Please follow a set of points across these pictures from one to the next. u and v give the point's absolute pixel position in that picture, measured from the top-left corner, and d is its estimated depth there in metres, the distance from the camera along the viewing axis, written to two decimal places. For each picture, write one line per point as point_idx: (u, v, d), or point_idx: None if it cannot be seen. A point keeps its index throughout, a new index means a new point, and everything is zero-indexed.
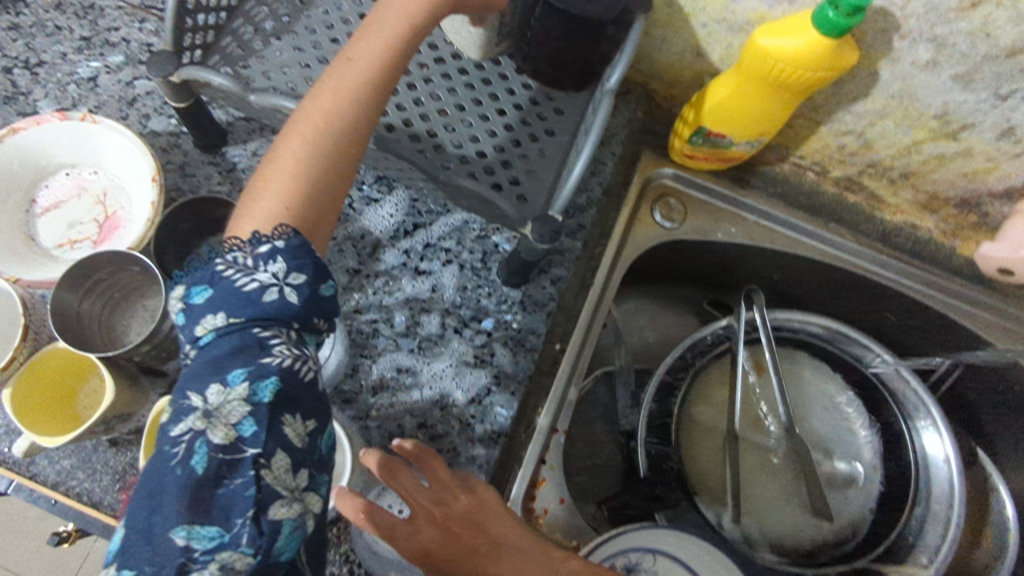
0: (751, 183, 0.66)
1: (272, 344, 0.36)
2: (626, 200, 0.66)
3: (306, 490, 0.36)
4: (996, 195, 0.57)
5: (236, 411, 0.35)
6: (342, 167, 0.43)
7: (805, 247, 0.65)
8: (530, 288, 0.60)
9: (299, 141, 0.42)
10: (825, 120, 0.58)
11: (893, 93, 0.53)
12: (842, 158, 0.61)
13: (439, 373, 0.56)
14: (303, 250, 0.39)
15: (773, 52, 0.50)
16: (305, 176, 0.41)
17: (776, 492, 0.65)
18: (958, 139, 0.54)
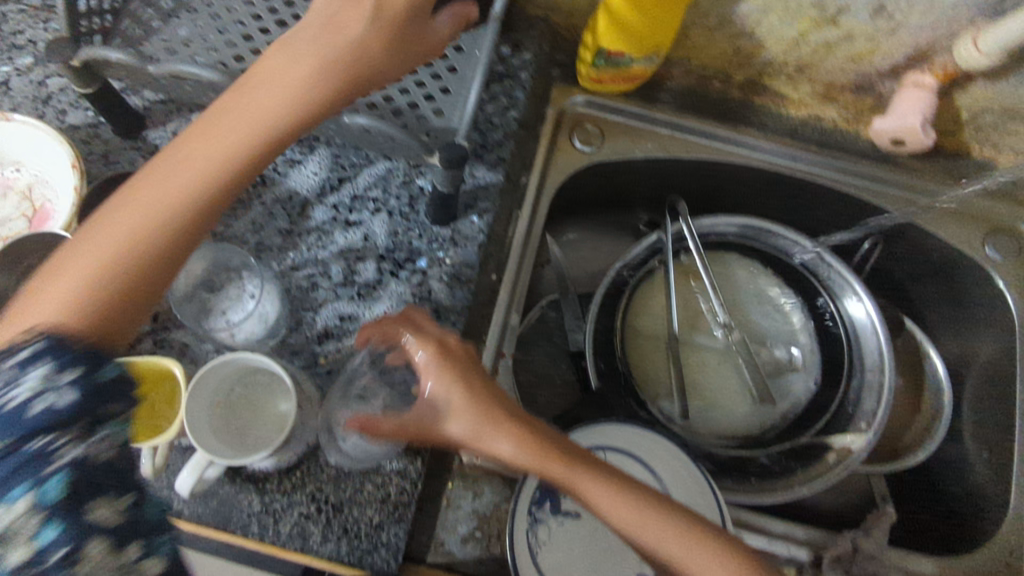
0: (661, 99, 0.69)
1: (45, 445, 0.29)
2: (544, 131, 0.68)
3: (140, 562, 0.30)
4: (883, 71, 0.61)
5: (24, 523, 0.28)
6: (141, 287, 0.39)
7: (721, 152, 0.67)
8: (459, 224, 0.61)
9: (94, 250, 0.38)
10: (718, 25, 0.60)
11: None
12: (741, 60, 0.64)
13: (380, 316, 0.57)
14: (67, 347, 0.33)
15: None
16: (91, 285, 0.38)
17: (722, 384, 0.66)
18: (839, 24, 0.57)
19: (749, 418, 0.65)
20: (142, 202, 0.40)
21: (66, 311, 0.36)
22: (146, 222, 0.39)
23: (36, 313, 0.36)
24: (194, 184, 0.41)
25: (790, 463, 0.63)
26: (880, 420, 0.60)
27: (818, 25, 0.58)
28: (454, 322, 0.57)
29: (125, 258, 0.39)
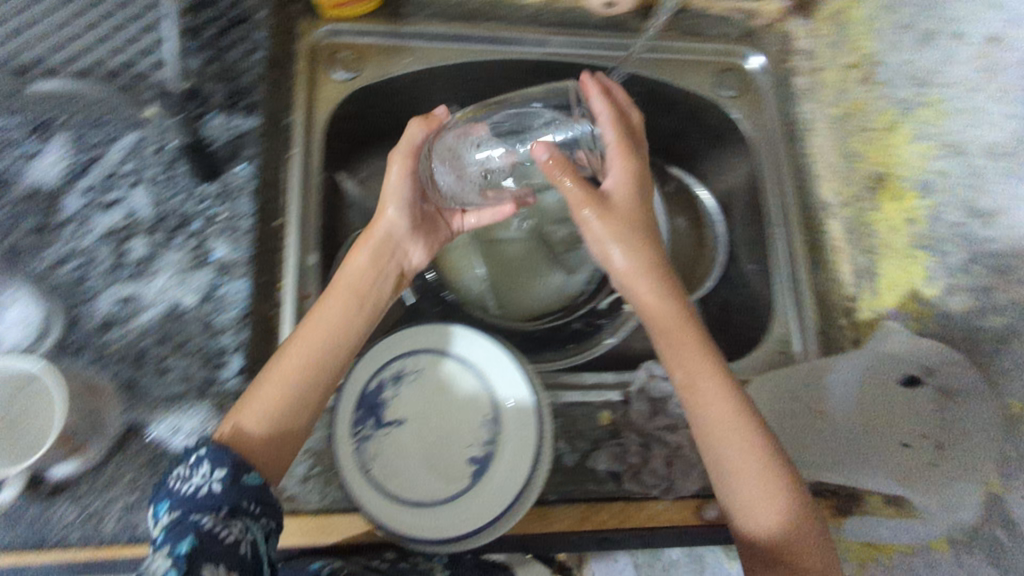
0: (406, 12, 0.70)
1: (207, 524, 0.41)
2: (297, 69, 0.67)
3: None
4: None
5: (162, 565, 0.38)
6: (308, 402, 0.50)
7: (474, 52, 0.70)
8: (226, 178, 0.59)
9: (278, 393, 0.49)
10: None
11: None
12: None
13: (163, 287, 0.55)
14: (192, 500, 0.42)
15: None
16: (297, 378, 0.50)
17: (532, 268, 0.71)
18: None
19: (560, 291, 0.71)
20: (351, 278, 0.55)
21: (283, 400, 0.49)
22: (366, 281, 0.56)
23: (257, 413, 0.48)
24: (327, 359, 0.52)
25: (599, 322, 0.69)
26: (660, 258, 0.68)
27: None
28: (242, 276, 0.57)
29: (301, 373, 0.50)
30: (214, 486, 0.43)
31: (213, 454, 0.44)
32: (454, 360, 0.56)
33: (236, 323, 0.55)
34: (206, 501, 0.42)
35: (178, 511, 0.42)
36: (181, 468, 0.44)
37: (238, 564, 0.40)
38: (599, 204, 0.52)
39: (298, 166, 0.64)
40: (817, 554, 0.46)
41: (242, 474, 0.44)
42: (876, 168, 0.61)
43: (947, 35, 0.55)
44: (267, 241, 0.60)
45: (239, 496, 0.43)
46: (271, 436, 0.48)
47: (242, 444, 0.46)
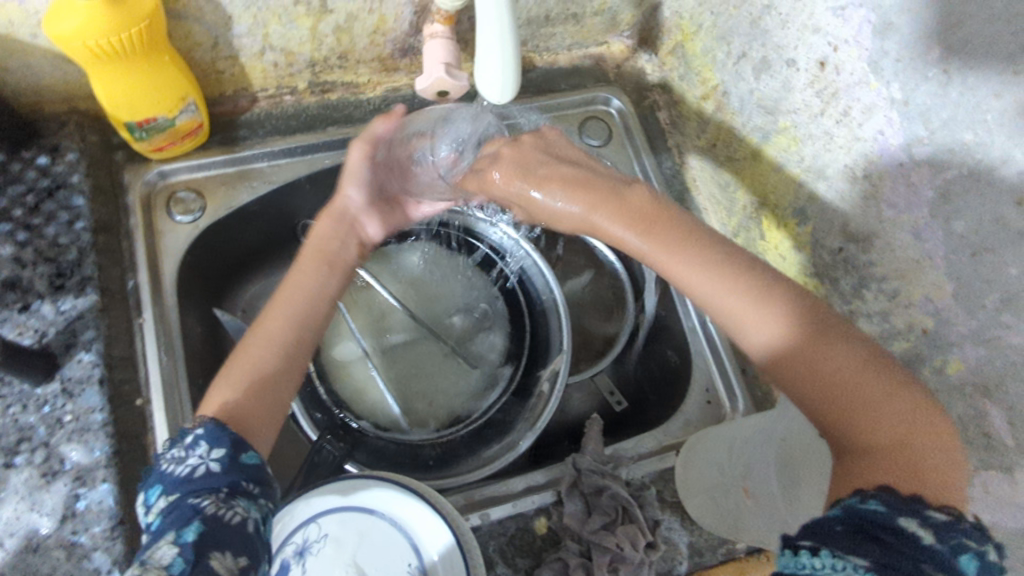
0: (241, 136, 0.66)
1: (202, 505, 0.39)
2: (136, 222, 0.61)
3: None
4: (408, 33, 0.63)
5: (166, 553, 0.36)
6: (286, 349, 0.51)
7: (324, 161, 0.67)
8: (68, 370, 0.52)
9: (257, 351, 0.50)
10: (234, 51, 0.59)
11: (245, 4, 0.55)
12: (288, 72, 0.64)
13: (11, 518, 0.48)
14: (219, 429, 0.44)
15: (73, 39, 0.46)
16: (273, 341, 0.51)
17: (437, 371, 0.65)
18: (332, 10, 0.58)
19: (472, 387, 0.65)
20: (315, 245, 0.56)
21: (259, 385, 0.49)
22: (333, 247, 0.57)
23: (236, 384, 0.48)
24: (286, 317, 0.52)
25: (518, 411, 0.64)
26: (565, 329, 0.65)
27: (318, 16, 0.58)
28: (105, 479, 0.50)
29: (283, 344, 0.51)
30: (203, 469, 0.42)
31: (209, 435, 0.44)
32: (363, 512, 0.50)
33: (105, 539, 0.48)
34: (213, 481, 0.41)
35: (178, 492, 0.40)
36: (175, 450, 0.43)
37: (243, 544, 0.39)
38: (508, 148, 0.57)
39: (153, 329, 0.58)
40: (890, 419, 0.39)
41: (240, 452, 0.44)
42: (751, 196, 0.61)
43: (781, 61, 0.54)
44: (130, 428, 0.53)
45: (239, 473, 0.43)
46: (244, 404, 0.48)
47: (237, 406, 0.47)
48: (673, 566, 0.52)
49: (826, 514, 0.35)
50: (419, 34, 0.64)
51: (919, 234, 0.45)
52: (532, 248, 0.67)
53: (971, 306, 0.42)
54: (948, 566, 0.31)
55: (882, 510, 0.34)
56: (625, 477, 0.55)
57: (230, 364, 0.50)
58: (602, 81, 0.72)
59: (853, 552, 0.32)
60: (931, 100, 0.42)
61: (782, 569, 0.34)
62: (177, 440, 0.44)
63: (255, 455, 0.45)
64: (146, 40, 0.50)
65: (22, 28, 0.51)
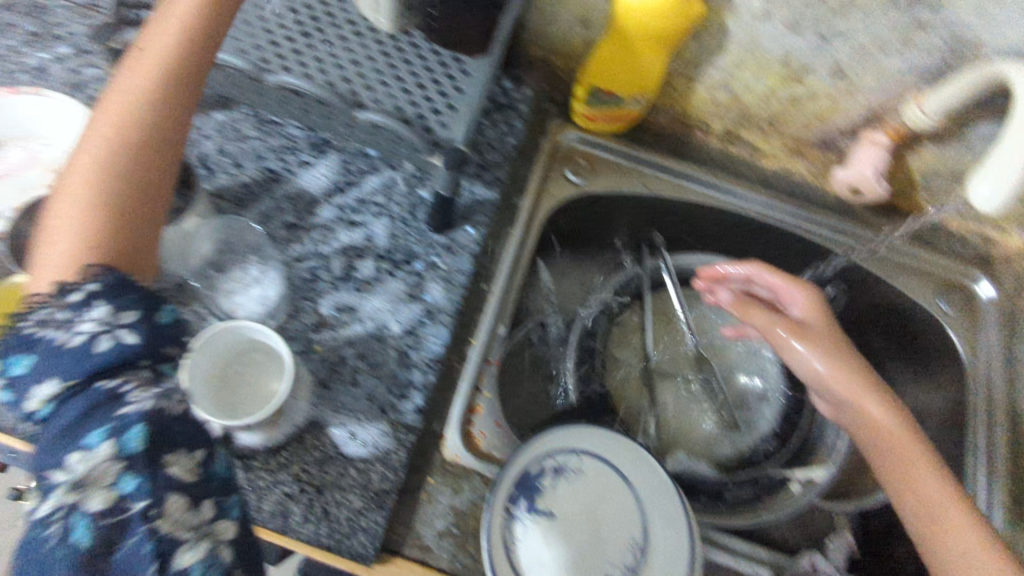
0: (648, 142, 0.74)
1: (125, 395, 0.39)
2: (538, 163, 0.71)
3: (213, 522, 0.39)
4: (845, 133, 0.65)
5: (108, 469, 0.37)
6: (152, 157, 0.46)
7: (702, 195, 0.72)
8: (456, 233, 0.64)
9: (88, 159, 0.44)
10: (698, 77, 0.65)
11: (744, 45, 0.59)
12: (719, 113, 0.69)
13: (377, 308, 0.60)
14: (123, 286, 0.42)
15: (634, 10, 0.55)
16: (97, 149, 0.44)
17: (694, 411, 0.70)
18: (804, 82, 0.61)
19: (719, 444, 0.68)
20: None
21: (100, 166, 0.44)
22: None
23: (94, 158, 0.44)
24: (114, 100, 0.46)
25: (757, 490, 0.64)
26: (842, 446, 0.64)
27: (787, 82, 0.62)
28: (444, 323, 0.61)
29: (136, 137, 0.46)
30: (108, 341, 0.40)
31: (112, 294, 0.41)
32: (618, 479, 0.54)
33: (426, 364, 0.59)
34: (124, 355, 0.40)
35: (81, 375, 0.39)
36: (58, 312, 0.40)
37: (195, 437, 0.41)
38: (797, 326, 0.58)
39: (514, 244, 0.67)
40: None
41: (155, 313, 0.42)
42: None
43: None
44: (469, 301, 0.64)
45: (156, 341, 0.41)
46: (110, 229, 0.43)
47: (96, 234, 0.42)
48: None
49: None
50: (853, 139, 0.66)
51: None
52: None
53: None
54: None
55: None
56: None
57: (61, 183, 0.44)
58: (980, 261, 0.70)
59: None
60: None
61: None
62: (56, 301, 0.40)
63: (170, 313, 0.43)
64: (659, 33, 0.57)
65: None
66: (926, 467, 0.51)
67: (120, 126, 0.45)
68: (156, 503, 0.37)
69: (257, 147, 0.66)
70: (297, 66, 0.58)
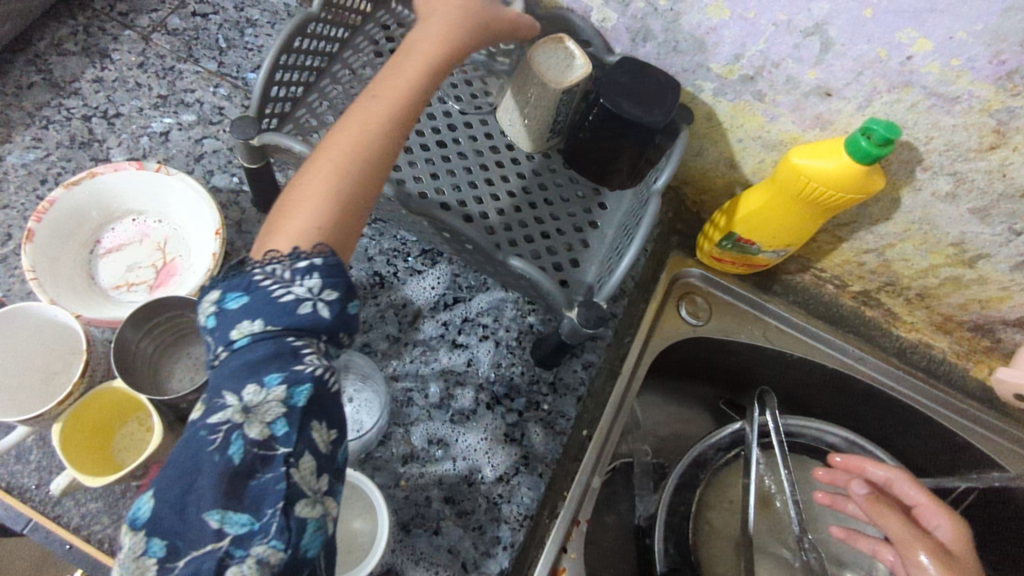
0: (772, 290, 0.68)
1: (305, 353, 0.34)
2: (652, 297, 0.67)
3: (326, 494, 0.34)
4: (1008, 321, 0.58)
5: (273, 411, 0.33)
6: (388, 150, 0.42)
7: (825, 356, 0.66)
8: (562, 370, 0.59)
9: (337, 149, 0.40)
10: (848, 237, 0.60)
11: (913, 219, 0.53)
12: (862, 274, 0.63)
13: (472, 446, 0.56)
14: (338, 269, 0.37)
15: (806, 172, 0.50)
16: (363, 134, 0.41)
17: None
18: (974, 267, 0.55)
19: None
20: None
21: (352, 147, 0.40)
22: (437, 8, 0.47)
23: (348, 146, 0.40)
24: (377, 92, 0.43)
25: None
26: None
27: (953, 262, 0.56)
28: (540, 473, 0.55)
29: (375, 141, 0.41)
30: (310, 307, 0.35)
31: (326, 270, 0.36)
32: None
33: (517, 519, 0.54)
34: (318, 325, 0.35)
35: (278, 323, 0.34)
36: (281, 265, 0.36)
37: (336, 420, 0.36)
38: (942, 555, 0.49)
39: (619, 389, 0.62)
40: None
41: (350, 301, 0.37)
42: None
43: None
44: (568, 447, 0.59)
45: (342, 325, 0.37)
46: (340, 220, 0.39)
47: (330, 221, 0.38)
48: None
49: None
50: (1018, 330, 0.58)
51: None
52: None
53: None
54: None
55: None
56: None
57: (302, 175, 0.40)
58: None
59: None
60: None
61: None
62: (286, 255, 0.36)
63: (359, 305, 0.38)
64: (823, 202, 0.51)
65: (740, 131, 0.56)
66: None
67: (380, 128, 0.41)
68: (293, 459, 0.33)
69: (367, 247, 0.63)
70: (428, 183, 0.55)
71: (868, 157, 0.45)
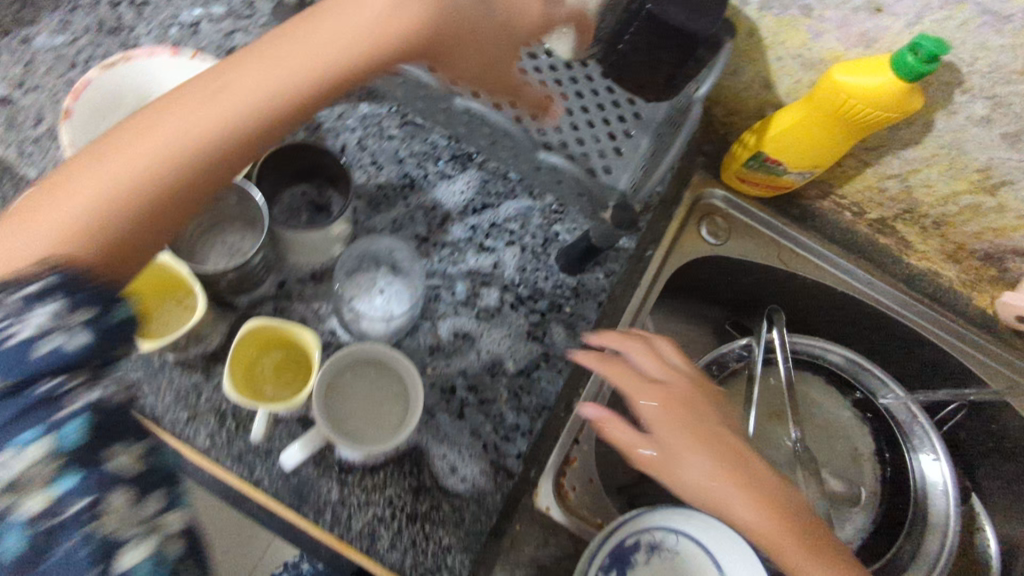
0: (791, 214, 0.71)
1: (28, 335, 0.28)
2: (675, 216, 0.70)
3: (161, 511, 0.29)
4: (1018, 251, 0.60)
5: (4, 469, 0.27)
6: (204, 179, 0.37)
7: (836, 280, 0.69)
8: (585, 277, 0.62)
9: (169, 120, 0.36)
10: (874, 162, 0.61)
11: (942, 144, 0.54)
12: (881, 201, 0.64)
13: (496, 341, 0.58)
14: (83, 293, 0.31)
15: (851, 88, 0.51)
16: (187, 147, 0.36)
17: None
18: (996, 194, 0.56)
19: None
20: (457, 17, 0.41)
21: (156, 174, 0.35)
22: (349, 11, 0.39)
23: (109, 178, 0.35)
24: (271, 72, 0.37)
25: None
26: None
27: (976, 190, 0.57)
28: (560, 369, 0.58)
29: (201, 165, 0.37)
30: (43, 344, 0.29)
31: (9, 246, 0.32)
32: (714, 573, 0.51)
33: (536, 410, 0.57)
34: (42, 376, 0.29)
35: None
36: None
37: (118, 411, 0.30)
38: (737, 479, 0.48)
39: (638, 300, 0.65)
40: None
41: (108, 304, 0.31)
42: None
43: None
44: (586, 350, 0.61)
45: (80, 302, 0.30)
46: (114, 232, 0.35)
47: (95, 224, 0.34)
48: None
49: None
50: None
51: None
52: (951, 498, 0.59)
53: None
54: None
55: None
56: None
57: (72, 171, 0.35)
58: None
59: None
60: None
61: None
62: None
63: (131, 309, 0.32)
64: (859, 117, 0.53)
65: (781, 48, 0.56)
66: None
67: (231, 145, 0.37)
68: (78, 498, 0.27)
69: (399, 149, 0.64)
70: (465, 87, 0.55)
71: (916, 73, 0.46)
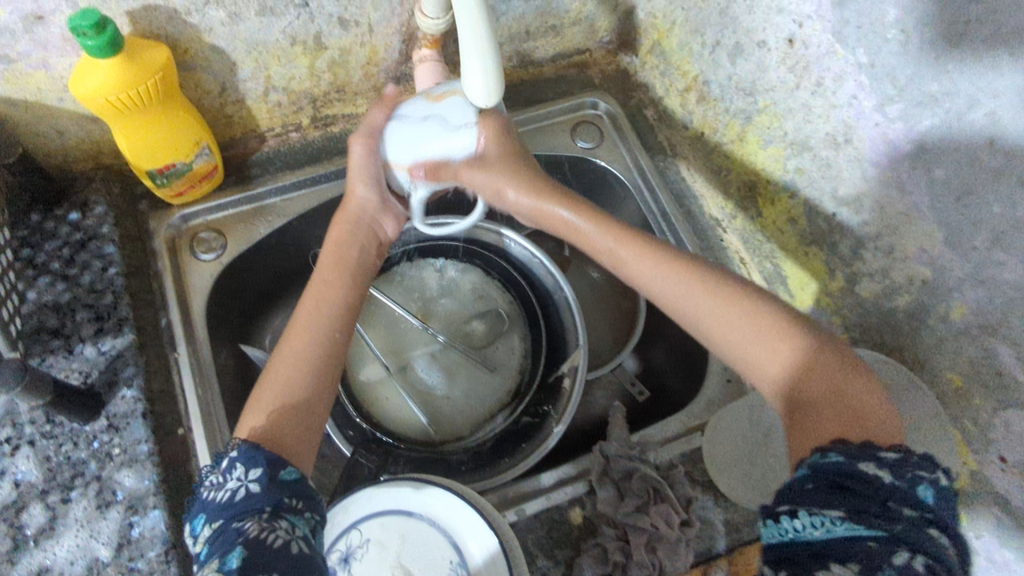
0: (253, 174, 0.69)
1: None
2: (159, 267, 0.65)
3: None
4: (401, 61, 0.65)
5: None
6: (325, 376, 0.50)
7: (332, 189, 0.70)
8: (111, 407, 0.55)
9: (290, 364, 0.49)
10: (238, 96, 0.62)
11: (247, 50, 0.57)
12: (290, 109, 0.66)
13: (71, 549, 0.50)
14: None
15: (95, 95, 0.49)
16: (305, 351, 0.50)
17: (460, 383, 0.67)
18: (326, 46, 0.60)
19: (494, 390, 0.67)
20: (333, 253, 0.55)
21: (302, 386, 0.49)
22: (349, 252, 0.55)
23: (287, 378, 0.48)
24: (309, 331, 0.51)
25: (543, 409, 0.65)
26: (579, 325, 0.67)
27: (315, 54, 0.60)
28: (155, 506, 0.52)
29: (299, 386, 0.48)
30: None
31: None
32: (403, 515, 0.52)
33: (160, 562, 0.50)
34: None
35: None
36: None
37: None
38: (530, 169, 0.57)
39: (190, 364, 0.61)
40: (853, 393, 0.43)
41: None
42: (743, 178, 0.63)
43: (753, 45, 0.56)
44: (173, 456, 0.56)
45: None
46: (280, 425, 0.47)
47: (276, 423, 0.46)
48: (711, 543, 0.54)
49: (797, 475, 0.39)
50: (409, 61, 0.65)
51: (904, 188, 0.47)
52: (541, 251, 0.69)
53: (963, 249, 0.44)
54: (910, 500, 0.35)
55: (843, 459, 0.37)
56: (655, 460, 0.58)
57: (269, 376, 0.49)
58: (589, 87, 0.74)
59: (828, 506, 0.36)
60: (895, 59, 0.45)
61: (771, 537, 0.38)
62: None
63: None
64: (161, 90, 0.52)
65: (50, 92, 0.54)
66: (710, 294, 0.50)
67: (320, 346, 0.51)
68: None
69: None
70: None
71: (105, 47, 0.46)
